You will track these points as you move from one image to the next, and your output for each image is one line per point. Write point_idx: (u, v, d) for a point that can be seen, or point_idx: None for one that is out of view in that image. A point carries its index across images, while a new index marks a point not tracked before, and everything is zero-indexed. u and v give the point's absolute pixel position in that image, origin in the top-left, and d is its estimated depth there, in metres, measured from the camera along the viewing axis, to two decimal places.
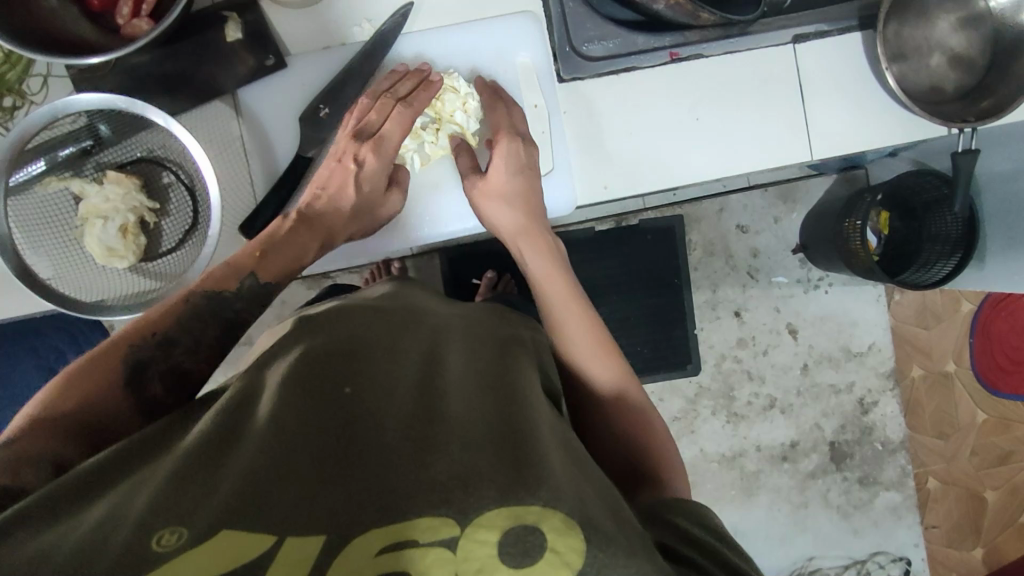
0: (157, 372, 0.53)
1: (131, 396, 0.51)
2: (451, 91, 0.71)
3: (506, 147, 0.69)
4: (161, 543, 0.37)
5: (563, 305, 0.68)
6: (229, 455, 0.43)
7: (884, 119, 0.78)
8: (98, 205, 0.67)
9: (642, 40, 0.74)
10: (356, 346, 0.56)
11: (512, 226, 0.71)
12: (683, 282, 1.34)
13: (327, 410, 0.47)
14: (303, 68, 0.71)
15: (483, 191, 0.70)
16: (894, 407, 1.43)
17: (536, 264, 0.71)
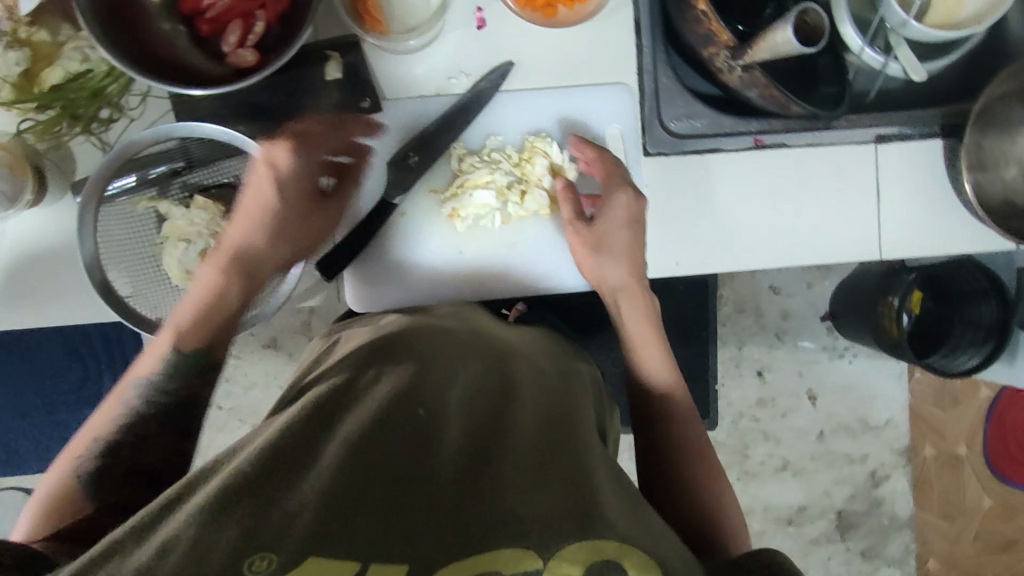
0: (114, 479, 0.54)
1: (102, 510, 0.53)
2: (543, 155, 0.72)
3: (618, 198, 0.69)
4: (254, 564, 0.38)
5: (642, 338, 0.74)
6: (311, 474, 0.45)
7: (958, 226, 0.78)
8: (183, 227, 0.68)
9: (730, 122, 0.76)
10: (419, 363, 0.57)
11: (618, 279, 0.73)
12: (711, 336, 1.18)
13: (403, 436, 0.49)
14: (396, 112, 0.72)
15: (594, 239, 0.71)
16: (904, 483, 1.49)
17: (631, 318, 0.74)
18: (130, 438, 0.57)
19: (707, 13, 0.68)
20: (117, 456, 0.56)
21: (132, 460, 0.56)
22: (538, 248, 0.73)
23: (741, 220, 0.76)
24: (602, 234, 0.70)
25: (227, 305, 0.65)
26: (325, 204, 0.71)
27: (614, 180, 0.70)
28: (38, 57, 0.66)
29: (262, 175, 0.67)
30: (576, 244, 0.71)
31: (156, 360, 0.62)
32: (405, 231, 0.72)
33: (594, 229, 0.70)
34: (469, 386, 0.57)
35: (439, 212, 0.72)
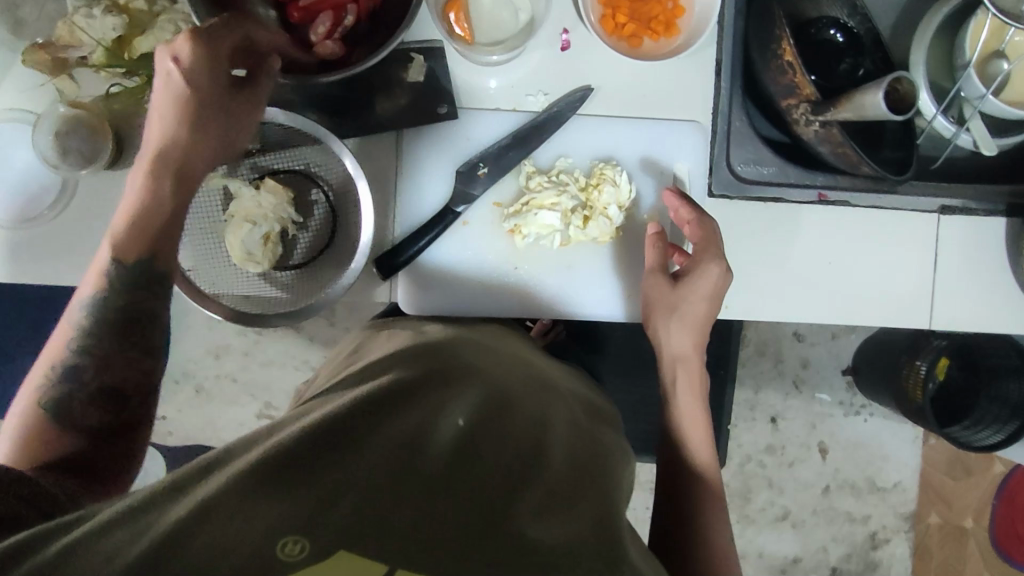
0: (84, 399, 0.57)
1: (83, 433, 0.56)
2: (611, 184, 0.71)
3: (710, 270, 0.67)
4: (285, 549, 0.39)
5: (693, 416, 0.70)
6: (346, 469, 0.43)
7: (1011, 305, 0.78)
8: (249, 208, 0.67)
9: (797, 173, 0.74)
10: (462, 370, 0.54)
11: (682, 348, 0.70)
12: (730, 377, 1.15)
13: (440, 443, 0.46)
14: (471, 121, 0.72)
15: (663, 297, 0.70)
16: (904, 549, 1.48)
17: (684, 394, 0.70)
18: (90, 361, 0.58)
19: (793, 64, 0.68)
20: (80, 379, 0.57)
21: (96, 380, 0.57)
22: (591, 273, 0.73)
23: (793, 272, 0.76)
24: (682, 296, 0.69)
25: (170, 216, 0.58)
26: (247, 92, 0.58)
27: (710, 247, 0.68)
28: (134, 24, 0.67)
29: (165, 82, 0.54)
30: (653, 297, 0.70)
31: (102, 280, 0.58)
32: (465, 239, 0.73)
33: (674, 289, 0.69)
34: (512, 392, 0.54)
35: (502, 225, 0.72)
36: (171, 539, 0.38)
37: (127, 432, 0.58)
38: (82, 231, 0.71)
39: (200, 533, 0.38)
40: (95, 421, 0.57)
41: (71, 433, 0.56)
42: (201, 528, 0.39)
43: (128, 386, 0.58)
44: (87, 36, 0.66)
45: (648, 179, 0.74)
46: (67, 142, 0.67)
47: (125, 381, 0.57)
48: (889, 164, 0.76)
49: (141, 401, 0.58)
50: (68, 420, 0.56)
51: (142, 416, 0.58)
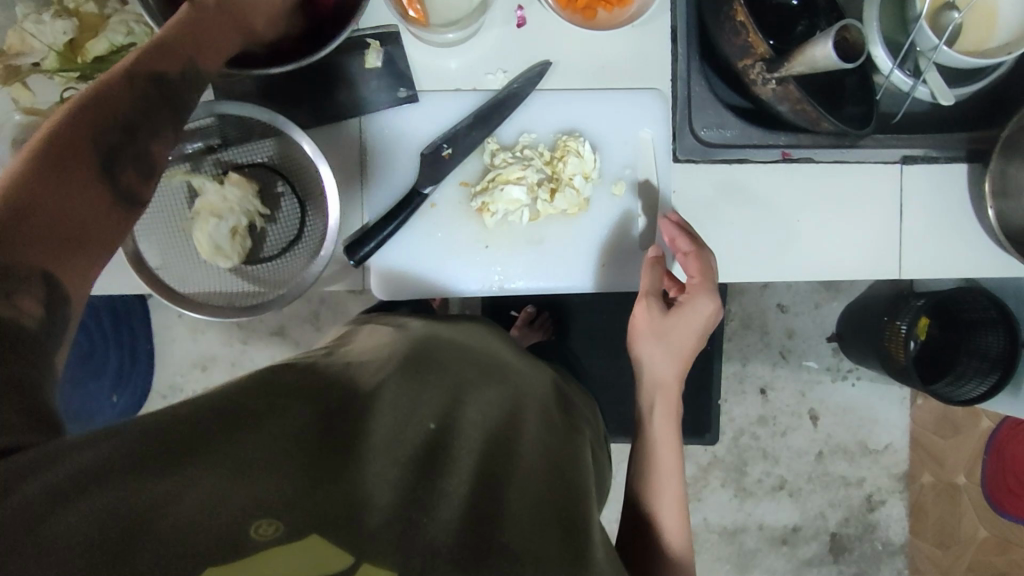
0: (128, 158, 0.47)
1: (107, 185, 0.46)
2: (575, 155, 0.71)
3: (705, 305, 0.67)
4: (259, 531, 0.38)
5: (666, 446, 0.68)
6: (321, 459, 0.42)
7: (980, 251, 0.79)
8: (215, 202, 0.67)
9: (760, 134, 0.76)
10: (442, 369, 0.54)
11: (666, 374, 0.69)
12: (718, 349, 1.18)
13: (413, 437, 0.46)
14: (434, 103, 0.72)
15: (651, 323, 0.68)
16: (900, 509, 1.51)
17: (661, 423, 0.69)
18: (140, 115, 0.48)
19: (746, 24, 0.68)
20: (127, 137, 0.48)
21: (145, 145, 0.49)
22: (562, 247, 0.73)
23: (765, 229, 0.77)
24: (671, 331, 0.68)
25: (223, 32, 0.54)
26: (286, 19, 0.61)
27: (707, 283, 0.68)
28: (86, 28, 0.67)
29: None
30: (643, 322, 0.69)
31: (173, 56, 0.50)
32: (435, 220, 0.72)
33: (665, 319, 0.68)
34: (489, 396, 0.53)
35: (469, 205, 0.72)
36: (139, 514, 0.37)
37: (135, 206, 0.50)
38: None
39: (169, 510, 0.37)
40: (124, 180, 0.48)
41: (92, 175, 0.46)
42: (169, 508, 0.37)
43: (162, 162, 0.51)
44: (38, 42, 0.66)
45: (614, 150, 0.74)
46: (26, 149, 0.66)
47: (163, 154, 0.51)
48: (850, 117, 0.77)
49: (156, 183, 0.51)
50: (109, 165, 0.47)
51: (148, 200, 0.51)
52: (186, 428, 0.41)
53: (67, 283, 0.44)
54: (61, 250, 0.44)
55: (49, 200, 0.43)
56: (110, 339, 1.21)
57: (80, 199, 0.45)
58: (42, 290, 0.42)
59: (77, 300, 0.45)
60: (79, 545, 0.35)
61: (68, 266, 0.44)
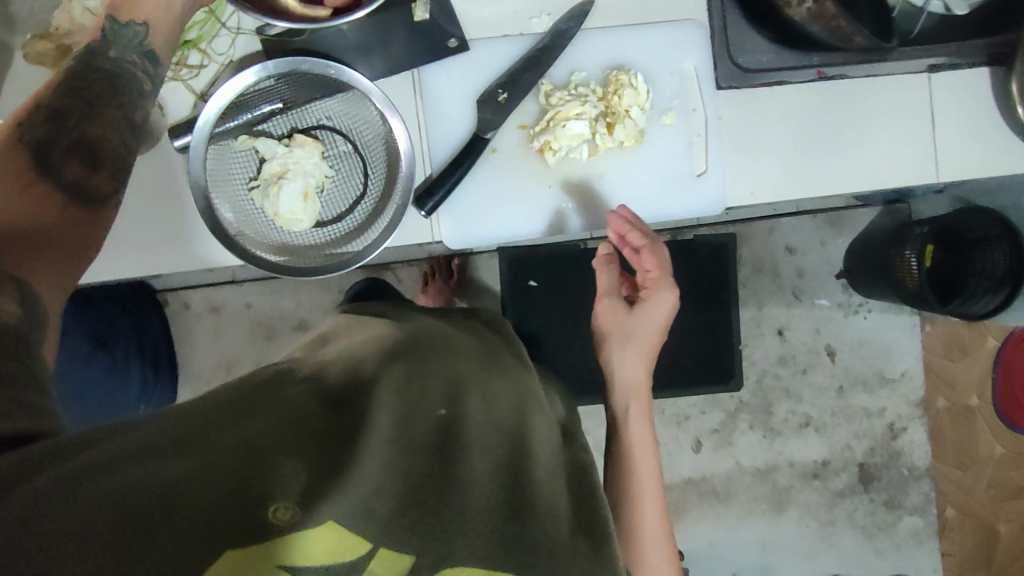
0: (64, 146, 0.56)
1: (51, 179, 0.55)
2: (630, 88, 0.73)
3: (665, 296, 0.78)
4: (277, 516, 0.37)
5: (643, 443, 0.75)
6: (336, 447, 0.43)
7: (1007, 149, 0.82)
8: (285, 166, 0.68)
9: (794, 57, 0.76)
10: (439, 373, 0.57)
11: (635, 376, 0.77)
12: (733, 299, 1.42)
13: (423, 431, 0.49)
14: (483, 50, 0.73)
15: (616, 325, 0.78)
16: (921, 434, 1.56)
17: (638, 425, 0.76)
18: (72, 103, 0.57)
19: None
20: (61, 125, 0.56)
21: (78, 129, 0.57)
22: (619, 182, 0.76)
23: (806, 149, 0.79)
24: (635, 325, 0.78)
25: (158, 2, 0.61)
26: None
27: (661, 273, 0.78)
28: None
29: None
30: (611, 324, 0.79)
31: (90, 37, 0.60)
32: (496, 166, 0.74)
33: (630, 316, 0.78)
34: (489, 401, 0.57)
35: (529, 146, 0.73)
36: (161, 494, 0.37)
37: (96, 193, 0.57)
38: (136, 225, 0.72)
39: (183, 492, 0.37)
40: (69, 173, 0.56)
41: (37, 174, 0.54)
42: (191, 487, 0.38)
43: (108, 142, 0.58)
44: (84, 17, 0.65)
45: (662, 80, 0.76)
46: None
47: (109, 137, 0.58)
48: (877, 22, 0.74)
49: (109, 165, 0.58)
50: (51, 158, 0.55)
51: (112, 189, 0.59)
52: (199, 427, 0.42)
53: (38, 285, 0.50)
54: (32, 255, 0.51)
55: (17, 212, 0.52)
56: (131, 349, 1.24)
57: (40, 199, 0.54)
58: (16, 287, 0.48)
59: (53, 304, 0.51)
60: (93, 519, 0.35)
61: (33, 278, 0.50)
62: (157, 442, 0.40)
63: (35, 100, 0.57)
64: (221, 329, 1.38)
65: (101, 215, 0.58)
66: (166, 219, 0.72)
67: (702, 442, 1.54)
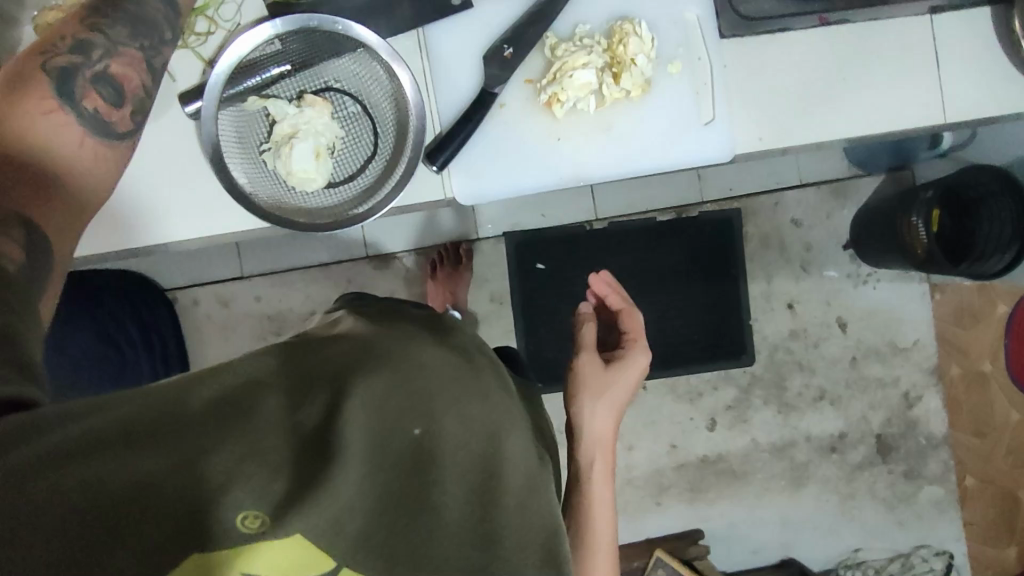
0: (85, 86, 0.61)
1: (70, 116, 0.60)
2: (635, 36, 0.73)
3: (638, 358, 0.89)
4: (244, 524, 0.40)
5: (603, 497, 0.79)
6: (304, 462, 0.42)
7: (1014, 90, 0.81)
8: (296, 126, 0.68)
9: (795, 4, 0.75)
10: (439, 366, 0.55)
11: (602, 431, 0.83)
12: (739, 273, 1.48)
13: (394, 450, 0.47)
14: (487, 8, 0.73)
15: (593, 377, 0.86)
16: (936, 402, 1.55)
17: (598, 478, 0.80)
18: (96, 42, 0.61)
19: None
20: (84, 61, 0.61)
21: (97, 66, 0.61)
22: (629, 133, 0.76)
23: (811, 96, 0.79)
24: (609, 379, 0.86)
25: None
26: None
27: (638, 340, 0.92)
28: None
29: None
30: (588, 377, 0.86)
31: None
32: (504, 122, 0.74)
33: (606, 372, 0.86)
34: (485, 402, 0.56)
35: (537, 100, 0.74)
36: (134, 491, 0.39)
37: (113, 128, 0.62)
38: (147, 197, 0.72)
39: (153, 490, 0.40)
40: (89, 109, 0.61)
41: (58, 108, 0.60)
42: (163, 483, 0.40)
43: (130, 82, 0.63)
44: None
45: (666, 29, 0.76)
46: None
47: (131, 78, 0.63)
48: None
49: (125, 104, 0.63)
50: (71, 95, 0.60)
51: (131, 127, 0.64)
52: (177, 413, 0.43)
53: (43, 218, 0.55)
54: (41, 190, 0.57)
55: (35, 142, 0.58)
56: (141, 350, 1.25)
57: (57, 132, 0.60)
58: (21, 218, 0.54)
59: (53, 232, 0.56)
60: (69, 504, 0.38)
61: (40, 209, 0.56)
62: (138, 425, 0.42)
63: (59, 33, 0.62)
64: (229, 326, 1.38)
65: (117, 151, 0.63)
66: (180, 185, 0.72)
67: (717, 420, 1.53)
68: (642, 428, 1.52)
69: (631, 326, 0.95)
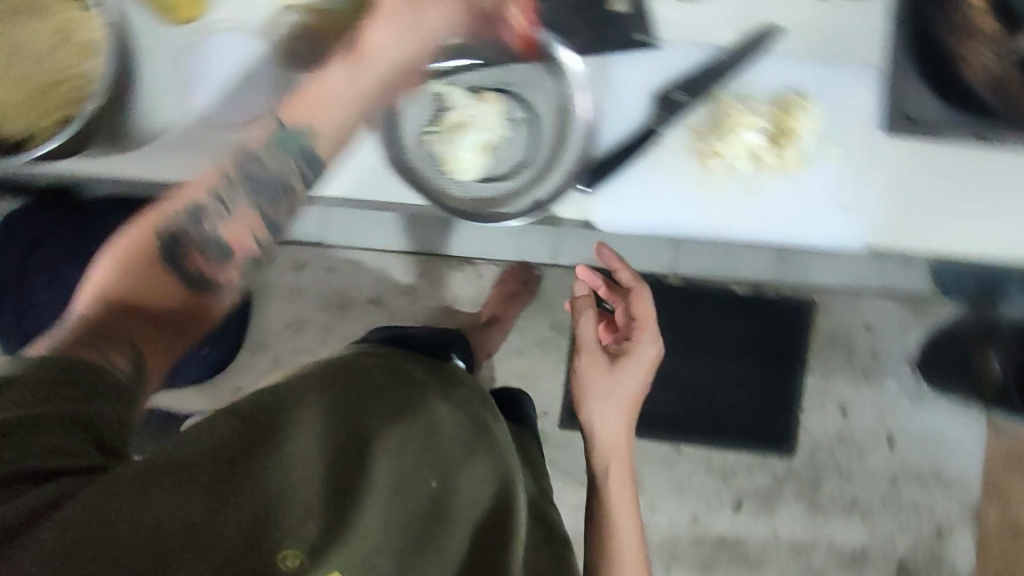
0: (203, 221, 0.60)
1: (184, 256, 0.60)
2: (803, 110, 0.76)
3: (647, 349, 0.97)
4: (286, 560, 0.52)
5: (622, 495, 0.91)
6: (347, 509, 0.58)
7: None
8: (472, 117, 0.72)
9: (954, 116, 0.74)
10: (437, 443, 0.71)
11: (617, 427, 0.94)
12: (796, 363, 1.47)
13: (409, 505, 0.63)
14: (669, 52, 0.75)
15: (601, 380, 0.95)
16: (968, 543, 1.49)
17: (615, 473, 0.92)
18: (221, 173, 0.61)
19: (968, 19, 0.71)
20: (196, 224, 0.60)
21: (216, 207, 0.61)
22: (772, 200, 0.76)
23: (951, 207, 0.76)
24: (615, 381, 0.95)
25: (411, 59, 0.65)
26: None
27: (647, 327, 0.98)
28: None
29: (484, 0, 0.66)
30: (598, 383, 0.95)
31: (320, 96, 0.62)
32: (658, 159, 0.75)
33: (614, 370, 0.95)
34: (473, 477, 0.71)
35: (694, 147, 0.75)
36: (201, 522, 0.51)
37: (218, 281, 0.61)
38: None
39: (215, 526, 0.51)
40: (196, 271, 0.60)
41: (167, 274, 0.59)
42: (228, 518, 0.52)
43: (240, 241, 0.61)
44: None
45: (830, 108, 0.77)
46: (295, 46, 0.70)
47: (241, 237, 0.61)
48: None
49: (238, 240, 0.61)
50: (192, 225, 0.60)
51: (245, 250, 0.62)
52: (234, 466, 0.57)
53: (150, 354, 0.56)
54: (151, 325, 0.57)
55: (161, 257, 0.60)
56: None
57: (167, 289, 0.59)
58: (127, 355, 0.54)
59: (154, 368, 0.56)
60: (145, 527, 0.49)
61: (147, 339, 0.56)
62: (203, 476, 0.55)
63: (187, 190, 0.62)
64: (300, 290, 1.41)
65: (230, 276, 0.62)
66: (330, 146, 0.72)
67: (744, 502, 1.50)
68: (665, 491, 1.50)
69: (640, 311, 1.00)
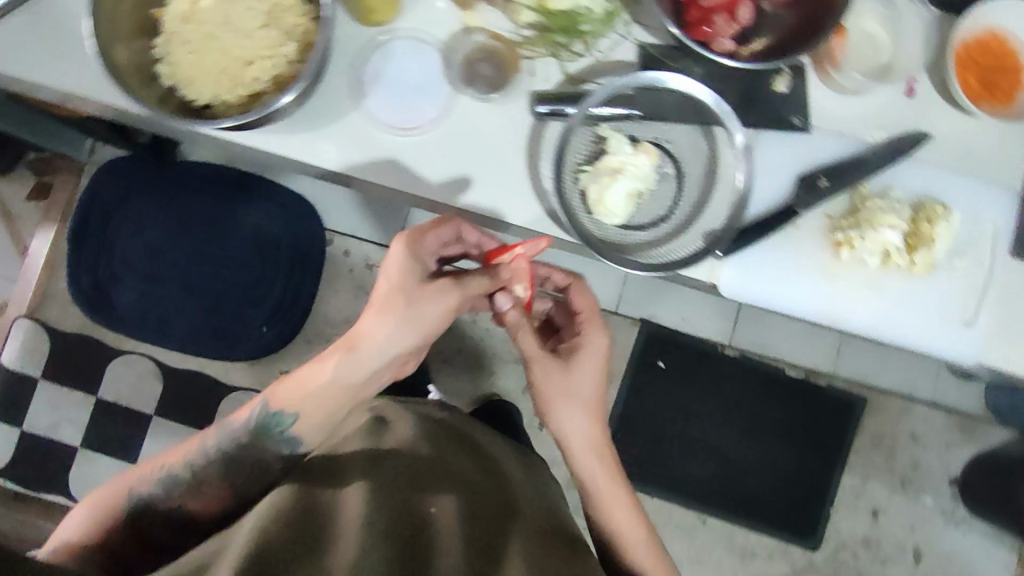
0: (192, 490, 0.67)
1: (185, 500, 0.67)
2: (943, 221, 0.76)
3: (597, 339, 0.78)
4: None
5: (614, 493, 0.77)
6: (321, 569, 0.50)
7: None
8: (625, 164, 0.73)
9: None
10: (412, 478, 0.63)
11: (587, 434, 0.78)
12: (838, 459, 1.40)
13: (403, 545, 0.53)
14: (818, 139, 0.78)
15: (558, 392, 0.76)
16: None
17: (596, 471, 0.77)
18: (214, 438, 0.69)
19: None
20: (194, 478, 0.68)
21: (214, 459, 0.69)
22: (892, 302, 0.78)
23: None
24: (573, 381, 0.76)
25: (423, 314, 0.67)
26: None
27: (595, 319, 0.79)
28: None
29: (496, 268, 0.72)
30: (554, 390, 0.76)
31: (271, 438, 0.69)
32: (791, 240, 0.77)
33: (568, 371, 0.77)
34: (469, 497, 0.63)
35: (829, 236, 0.77)
36: None
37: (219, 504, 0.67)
38: (446, 152, 0.74)
39: None
40: (193, 508, 0.67)
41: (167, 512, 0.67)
42: None
43: (218, 500, 0.67)
44: None
45: (965, 224, 0.78)
46: (476, 70, 0.75)
47: (225, 490, 0.68)
48: None
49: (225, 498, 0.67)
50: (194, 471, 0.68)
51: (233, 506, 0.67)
52: None
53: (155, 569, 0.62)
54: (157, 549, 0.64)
55: (157, 524, 0.67)
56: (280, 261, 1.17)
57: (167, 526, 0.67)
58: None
59: None
60: None
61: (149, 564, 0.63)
62: None
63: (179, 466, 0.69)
64: None
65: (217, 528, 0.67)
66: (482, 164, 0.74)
67: None
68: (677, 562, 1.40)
69: (581, 303, 0.81)
